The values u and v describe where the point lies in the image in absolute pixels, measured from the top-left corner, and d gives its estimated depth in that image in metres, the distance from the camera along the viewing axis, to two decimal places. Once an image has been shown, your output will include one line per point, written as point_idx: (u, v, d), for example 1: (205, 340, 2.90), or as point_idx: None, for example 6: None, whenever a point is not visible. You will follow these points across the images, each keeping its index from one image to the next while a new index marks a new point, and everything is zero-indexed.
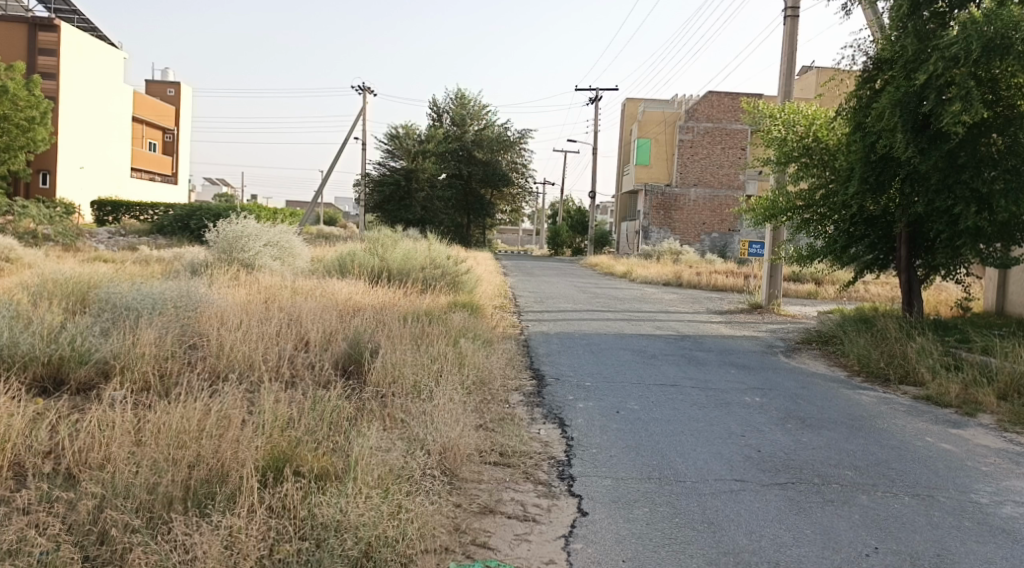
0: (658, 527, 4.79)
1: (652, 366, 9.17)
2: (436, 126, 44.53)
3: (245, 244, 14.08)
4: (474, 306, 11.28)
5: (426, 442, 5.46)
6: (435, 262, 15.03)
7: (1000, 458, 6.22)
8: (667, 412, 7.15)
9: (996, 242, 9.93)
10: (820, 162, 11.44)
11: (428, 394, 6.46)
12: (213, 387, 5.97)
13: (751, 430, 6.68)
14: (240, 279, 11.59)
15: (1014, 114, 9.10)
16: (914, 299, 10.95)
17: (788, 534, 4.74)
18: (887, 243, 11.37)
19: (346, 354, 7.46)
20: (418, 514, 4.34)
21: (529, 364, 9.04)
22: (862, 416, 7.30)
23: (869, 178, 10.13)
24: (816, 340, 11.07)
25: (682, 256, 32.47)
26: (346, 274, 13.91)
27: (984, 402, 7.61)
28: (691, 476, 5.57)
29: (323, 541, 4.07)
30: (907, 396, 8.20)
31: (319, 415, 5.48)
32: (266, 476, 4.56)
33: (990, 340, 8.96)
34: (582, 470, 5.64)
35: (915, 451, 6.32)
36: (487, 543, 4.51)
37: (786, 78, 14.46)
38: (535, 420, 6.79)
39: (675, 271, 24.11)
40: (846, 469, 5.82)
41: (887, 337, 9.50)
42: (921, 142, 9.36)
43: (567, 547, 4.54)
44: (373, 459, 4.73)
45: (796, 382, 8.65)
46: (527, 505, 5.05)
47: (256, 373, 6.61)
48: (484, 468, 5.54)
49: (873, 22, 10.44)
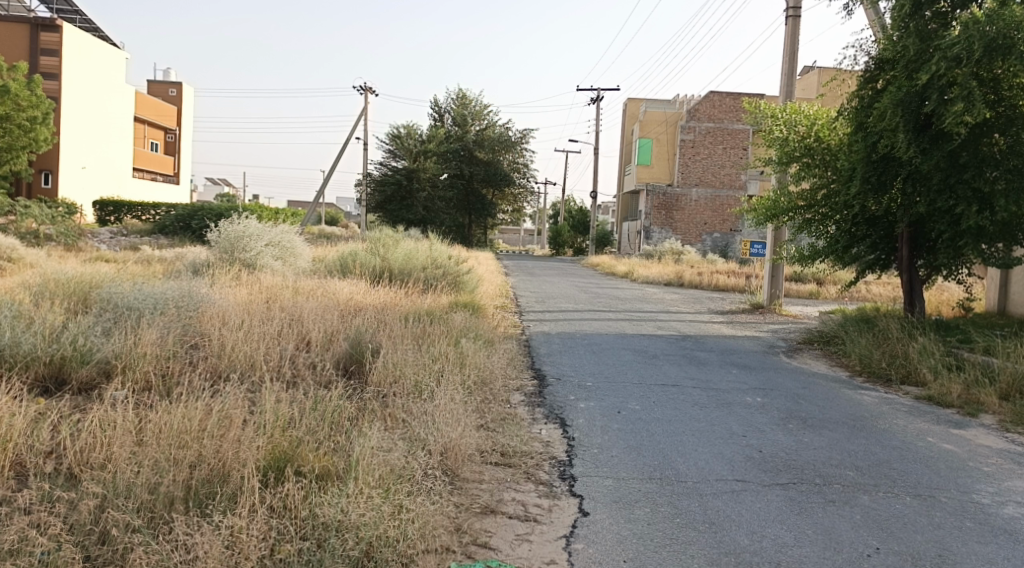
0: (659, 528, 4.79)
1: (654, 366, 9.17)
2: (437, 127, 44.56)
3: (246, 243, 14.09)
4: (475, 306, 11.28)
5: (427, 442, 5.46)
6: (436, 262, 15.03)
7: (1002, 459, 6.21)
8: (668, 412, 7.15)
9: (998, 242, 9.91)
10: (821, 162, 11.43)
11: (429, 394, 6.46)
12: (214, 387, 5.97)
13: (753, 430, 6.68)
14: (241, 279, 11.59)
15: (1016, 114, 9.09)
16: (915, 298, 10.98)
17: (789, 534, 4.74)
18: (889, 243, 11.34)
19: (347, 354, 7.47)
20: (418, 514, 4.35)
21: (530, 364, 9.04)
22: (864, 416, 7.29)
23: (871, 178, 10.12)
24: (817, 340, 11.07)
25: (684, 255, 32.48)
26: (346, 274, 13.91)
27: (986, 402, 7.60)
28: (692, 476, 5.57)
29: (324, 541, 4.07)
30: (909, 396, 8.20)
31: (320, 415, 5.48)
32: (267, 476, 4.56)
33: (992, 341, 8.96)
34: (583, 471, 5.64)
35: (917, 451, 6.32)
36: (488, 543, 4.50)
37: (787, 78, 14.46)
38: (536, 419, 6.80)
39: (677, 271, 24.12)
40: (848, 470, 5.82)
41: (889, 337, 9.50)
42: (923, 142, 9.35)
43: (567, 548, 4.54)
44: (374, 459, 4.72)
45: (797, 382, 8.64)
46: (528, 505, 5.05)
47: (258, 374, 6.61)
48: (485, 469, 5.54)
49: (874, 22, 10.43)
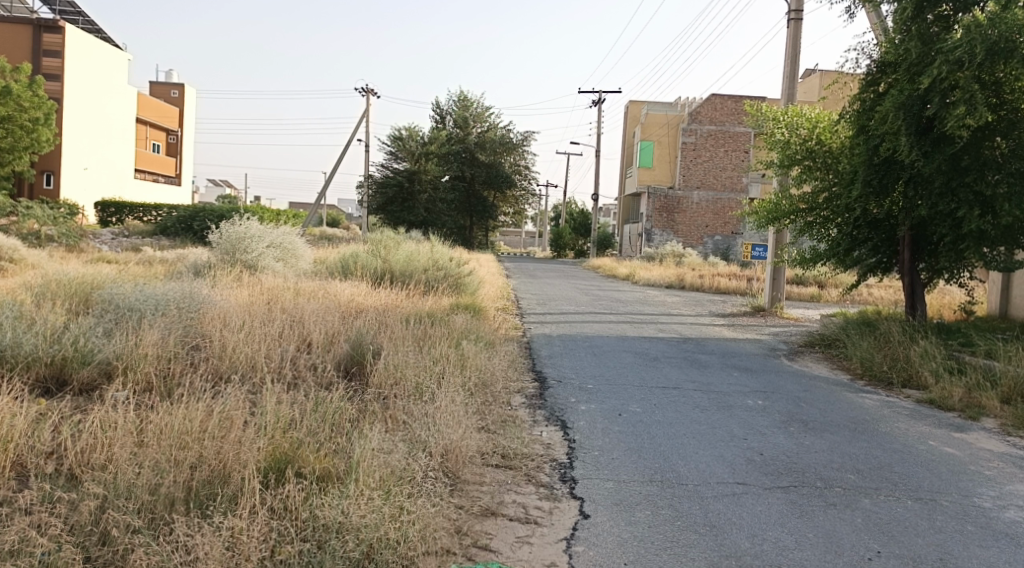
0: (660, 530, 4.78)
1: (655, 369, 9.16)
2: (439, 129, 44.64)
3: (248, 244, 14.11)
4: (476, 308, 11.28)
5: (429, 443, 5.46)
6: (438, 264, 15.04)
7: (1004, 462, 6.21)
8: (669, 414, 7.15)
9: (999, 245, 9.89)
10: (823, 165, 11.41)
11: (431, 396, 6.46)
12: (216, 388, 5.98)
13: (754, 433, 6.68)
14: (243, 280, 11.61)
15: (1018, 117, 9.08)
16: (916, 301, 10.98)
17: (790, 537, 4.73)
18: (890, 246, 11.17)
19: (349, 355, 7.47)
20: (419, 516, 4.35)
21: (532, 366, 9.05)
22: (866, 419, 7.29)
23: (873, 181, 10.10)
24: (818, 343, 11.05)
25: (685, 258, 32.53)
26: (348, 275, 13.93)
27: (987, 405, 7.60)
28: (693, 479, 5.57)
29: (325, 543, 4.07)
30: (910, 399, 8.19)
31: (321, 416, 5.49)
32: (267, 477, 4.56)
33: (993, 344, 8.95)
34: (584, 473, 5.64)
35: (918, 455, 6.31)
36: (489, 545, 4.50)
37: (789, 80, 14.46)
38: (537, 421, 6.80)
39: (678, 273, 24.15)
40: (849, 473, 5.81)
41: (890, 341, 9.49)
42: (925, 145, 9.34)
43: (568, 550, 4.54)
44: (375, 461, 4.73)
45: (799, 385, 8.64)
46: (528, 507, 5.05)
47: (259, 375, 6.62)
48: (486, 471, 5.54)
49: (876, 26, 10.44)
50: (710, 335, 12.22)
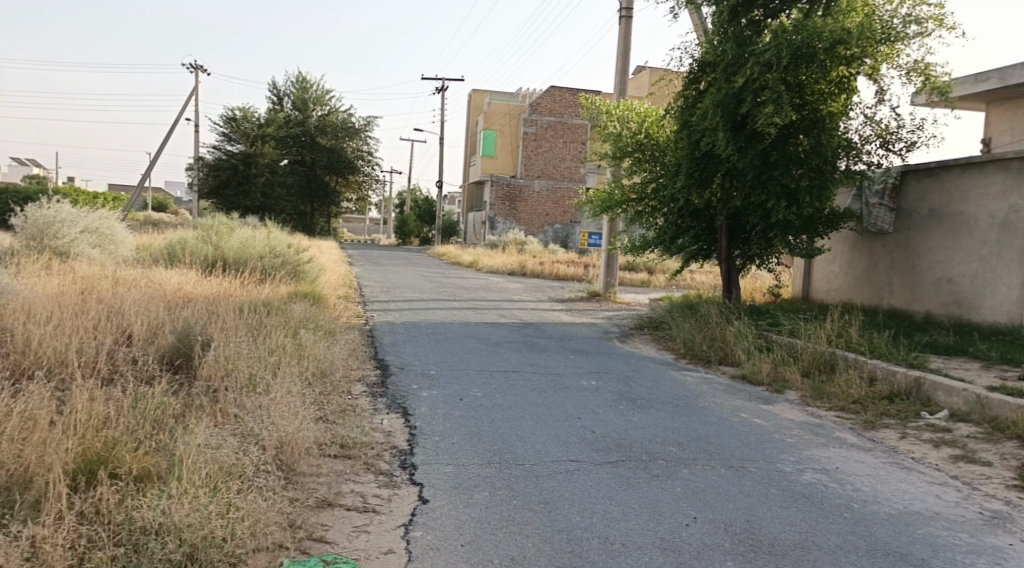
0: (496, 510, 4.86)
1: (495, 354, 9.28)
2: (276, 110, 42.99)
3: (59, 229, 13.03)
4: (316, 298, 11.01)
5: (259, 437, 5.27)
6: (274, 251, 14.53)
7: (805, 431, 6.75)
8: (508, 398, 7.26)
9: (802, 234, 10.77)
10: (651, 157, 11.93)
11: (262, 387, 6.23)
12: (13, 387, 5.48)
13: (586, 413, 6.91)
14: (53, 267, 10.74)
15: (818, 117, 9.87)
16: (733, 286, 11.76)
17: (617, 509, 4.94)
18: (710, 235, 12.06)
19: (174, 347, 7.06)
20: (248, 511, 4.18)
21: (374, 355, 8.92)
22: (689, 396, 7.72)
23: (694, 174, 10.66)
24: (647, 325, 11.53)
25: (527, 246, 33.11)
26: (177, 263, 13.20)
27: (791, 379, 8.24)
28: (529, 459, 5.70)
29: (142, 545, 3.85)
30: (726, 375, 8.75)
31: (142, 413, 5.16)
32: (79, 479, 4.24)
33: (797, 323, 9.69)
34: (424, 459, 5.64)
35: (733, 426, 6.75)
36: (323, 536, 4.40)
37: (620, 76, 14.99)
38: (374, 410, 6.71)
39: (520, 262, 24.60)
40: (671, 446, 6.14)
41: (710, 322, 10.08)
42: (740, 142, 9.97)
43: (406, 535, 4.52)
44: (197, 457, 4.51)
45: (628, 365, 9.04)
46: (366, 495, 4.99)
47: (68, 372, 6.14)
48: (323, 461, 5.41)
49: (697, 25, 11.01)
50: (548, 319, 12.52)
